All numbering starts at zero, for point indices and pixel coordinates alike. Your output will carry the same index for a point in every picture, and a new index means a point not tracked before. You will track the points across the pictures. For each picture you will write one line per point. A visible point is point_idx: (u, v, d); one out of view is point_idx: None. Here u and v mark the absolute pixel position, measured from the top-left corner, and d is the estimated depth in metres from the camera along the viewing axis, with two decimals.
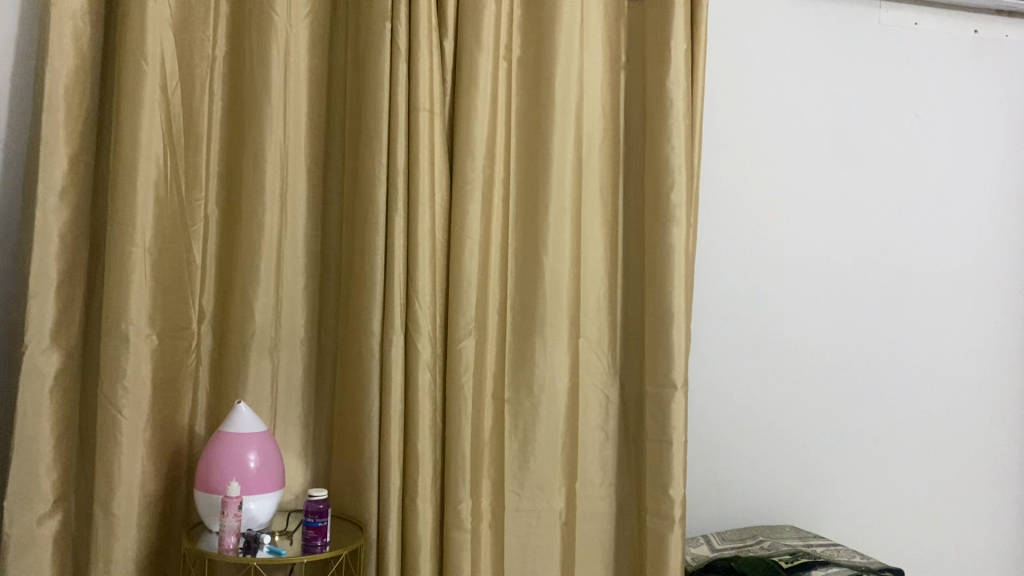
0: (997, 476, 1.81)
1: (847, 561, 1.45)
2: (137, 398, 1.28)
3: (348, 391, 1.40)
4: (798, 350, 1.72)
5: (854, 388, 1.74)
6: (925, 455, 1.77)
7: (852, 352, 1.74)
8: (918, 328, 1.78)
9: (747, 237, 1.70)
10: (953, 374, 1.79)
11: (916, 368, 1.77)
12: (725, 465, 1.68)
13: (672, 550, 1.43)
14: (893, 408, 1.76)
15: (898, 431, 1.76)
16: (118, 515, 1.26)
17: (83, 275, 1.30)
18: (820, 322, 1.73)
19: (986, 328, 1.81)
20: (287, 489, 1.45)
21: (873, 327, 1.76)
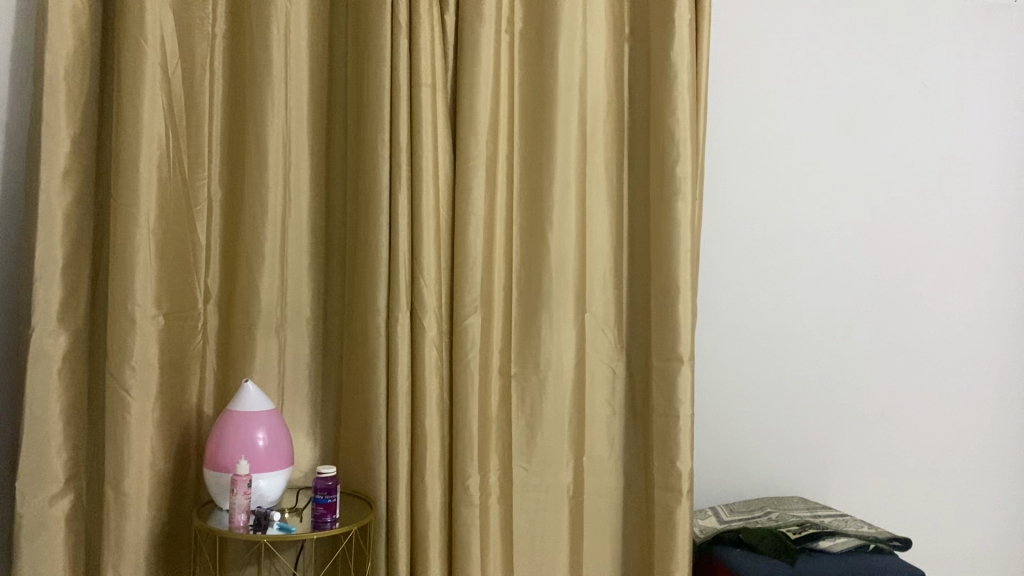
0: (1007, 446, 1.80)
1: (855, 531, 1.45)
2: (144, 378, 1.28)
3: (355, 369, 1.40)
4: (809, 322, 1.72)
5: (861, 359, 1.74)
6: (938, 426, 1.77)
7: (858, 323, 1.74)
8: (926, 299, 1.77)
9: (759, 210, 1.69)
10: (961, 344, 1.79)
11: (924, 339, 1.77)
12: (732, 438, 1.68)
13: (679, 522, 1.43)
14: (905, 379, 1.76)
15: (911, 403, 1.76)
16: (129, 494, 1.26)
17: (88, 257, 1.30)
18: (826, 294, 1.73)
19: (995, 297, 1.80)
20: (296, 467, 1.46)
21: (880, 298, 1.75)
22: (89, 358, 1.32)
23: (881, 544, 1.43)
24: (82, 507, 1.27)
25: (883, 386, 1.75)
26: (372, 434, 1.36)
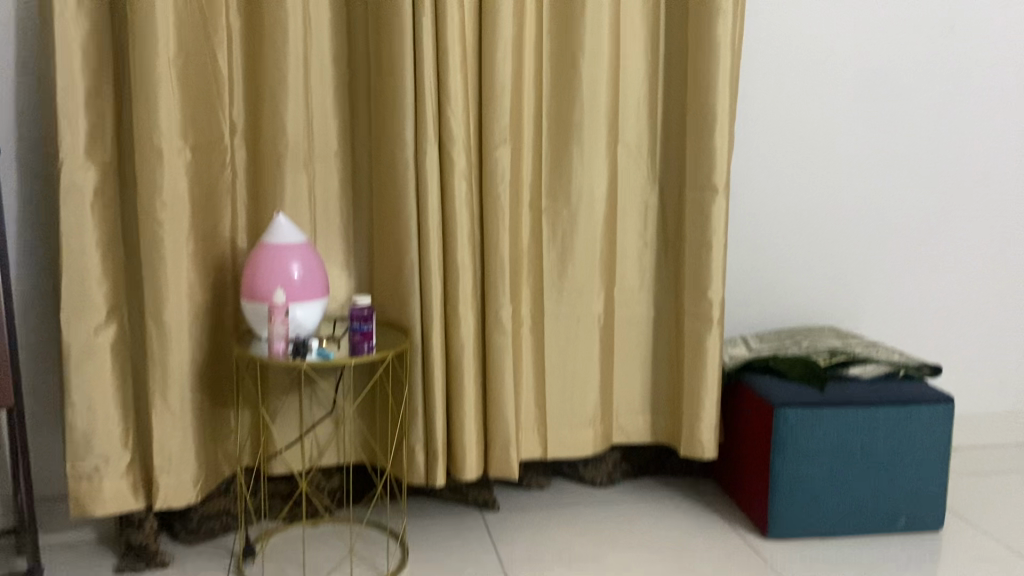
0: None
1: (885, 358, 1.46)
2: (177, 211, 1.28)
3: (385, 203, 1.39)
4: (859, 156, 1.67)
5: (900, 189, 1.70)
6: (984, 264, 1.76)
7: (899, 152, 1.68)
8: (973, 125, 1.70)
9: (812, 36, 1.61)
10: (1005, 172, 1.73)
11: (966, 167, 1.71)
12: (764, 270, 1.67)
13: (710, 351, 1.45)
14: (954, 215, 1.73)
15: (961, 242, 1.74)
16: (171, 325, 1.29)
17: (110, 89, 1.27)
18: (868, 122, 1.66)
19: None
20: (332, 299, 1.48)
21: (925, 125, 1.68)
22: (121, 192, 1.31)
23: (911, 371, 1.45)
24: (127, 337, 1.31)
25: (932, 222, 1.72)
26: (405, 266, 1.37)
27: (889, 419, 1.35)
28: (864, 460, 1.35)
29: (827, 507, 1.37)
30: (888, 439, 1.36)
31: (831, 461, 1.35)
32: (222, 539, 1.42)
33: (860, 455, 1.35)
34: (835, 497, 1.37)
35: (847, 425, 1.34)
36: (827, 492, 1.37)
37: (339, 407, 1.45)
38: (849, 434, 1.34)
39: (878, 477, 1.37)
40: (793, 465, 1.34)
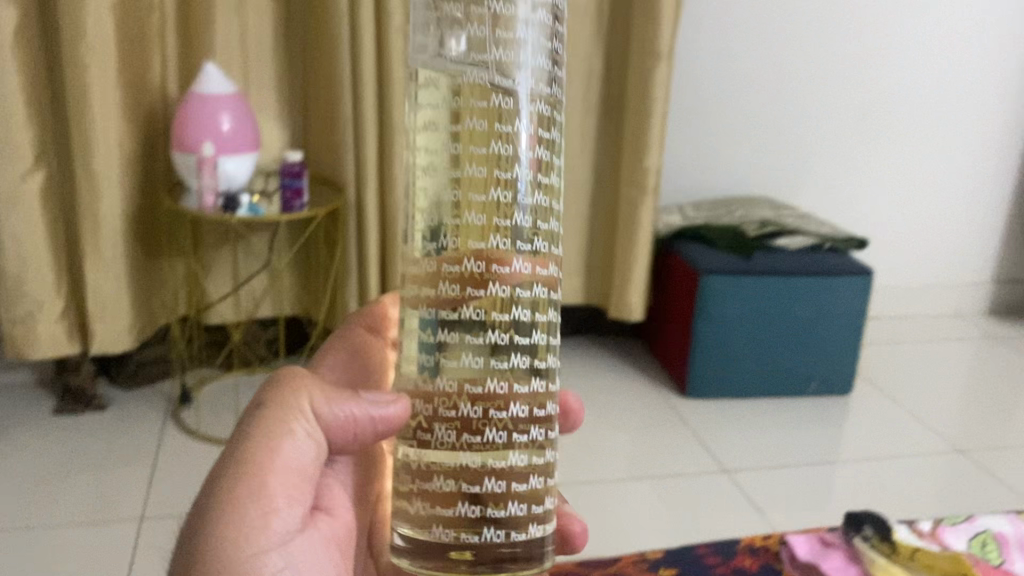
0: (966, 167, 1.92)
1: (813, 232, 1.59)
2: (101, 60, 1.24)
3: (323, 41, 1.36)
4: (812, 42, 1.73)
5: (841, 83, 1.78)
6: (921, 153, 1.88)
7: (842, 41, 1.75)
8: (908, 31, 1.78)
9: None
10: (935, 73, 1.83)
11: (903, 64, 1.80)
12: (707, 140, 1.74)
13: (641, 220, 1.54)
14: (890, 107, 1.82)
15: (894, 131, 1.85)
16: (98, 171, 1.29)
17: None
18: (814, 15, 1.71)
19: (981, 31, 1.82)
20: (266, 152, 1.49)
21: (860, 25, 1.74)
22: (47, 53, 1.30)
23: (836, 244, 1.59)
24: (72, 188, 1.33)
25: (873, 81, 1.80)
26: (339, 123, 1.38)
27: (803, 291, 1.50)
28: (786, 327, 1.52)
29: (749, 380, 1.55)
30: (799, 307, 1.51)
31: (744, 328, 1.51)
32: (159, 385, 1.50)
33: (788, 321, 1.51)
34: (763, 380, 1.56)
35: (775, 289, 1.49)
36: (737, 354, 1.53)
37: (274, 261, 1.51)
38: (789, 308, 1.51)
39: (819, 347, 1.55)
40: (713, 330, 1.50)
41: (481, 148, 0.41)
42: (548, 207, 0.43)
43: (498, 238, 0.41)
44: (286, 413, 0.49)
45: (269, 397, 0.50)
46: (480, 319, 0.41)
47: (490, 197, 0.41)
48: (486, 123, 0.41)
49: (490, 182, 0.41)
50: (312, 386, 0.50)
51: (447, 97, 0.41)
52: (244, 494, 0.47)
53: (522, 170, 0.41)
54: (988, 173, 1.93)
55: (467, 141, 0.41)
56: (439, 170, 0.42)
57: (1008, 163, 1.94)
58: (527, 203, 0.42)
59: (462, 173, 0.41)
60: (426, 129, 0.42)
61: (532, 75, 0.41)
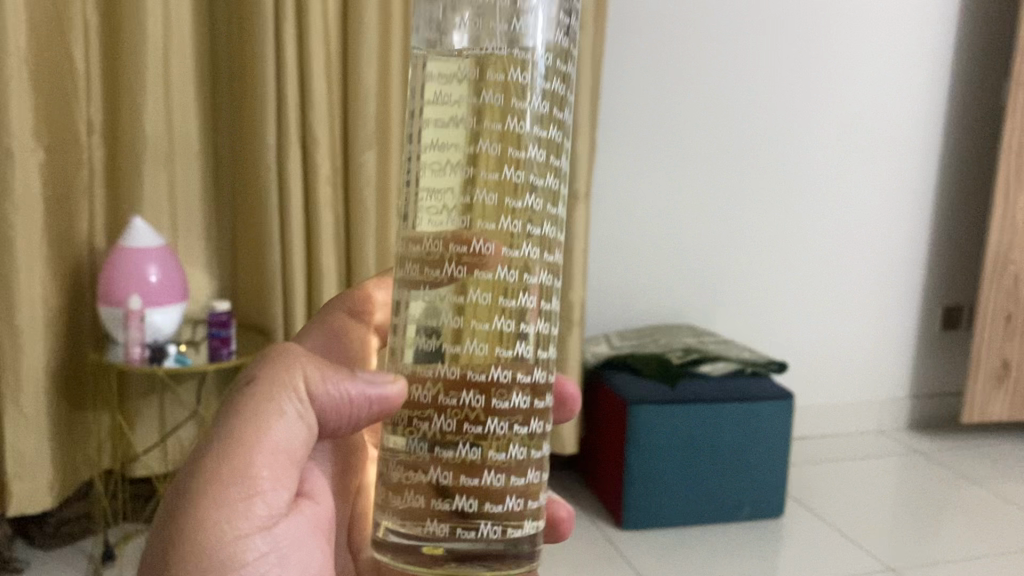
0: (874, 290, 2.02)
1: (734, 357, 1.65)
2: (28, 216, 1.26)
3: (250, 194, 1.41)
4: (720, 179, 1.84)
5: (750, 217, 1.88)
6: (831, 278, 1.98)
7: (749, 178, 1.86)
8: (810, 167, 1.90)
9: (677, 72, 1.76)
10: (838, 205, 1.95)
11: (807, 198, 1.92)
12: (628, 272, 1.82)
13: (569, 352, 1.58)
14: (799, 237, 1.93)
15: (803, 259, 1.95)
16: (22, 326, 1.28)
17: None
18: (720, 155, 1.83)
19: (876, 166, 1.96)
20: (195, 299, 1.51)
21: (763, 164, 1.86)
22: None
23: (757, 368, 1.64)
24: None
25: (781, 214, 1.90)
26: (268, 271, 1.41)
27: (729, 417, 1.54)
28: (713, 453, 1.55)
29: (682, 508, 1.57)
30: (726, 433, 1.55)
31: (674, 456, 1.53)
32: (80, 542, 1.46)
33: (716, 447, 1.55)
34: (695, 507, 1.57)
35: (700, 416, 1.53)
36: (669, 483, 1.55)
37: (201, 409, 1.50)
38: (715, 434, 1.54)
39: (747, 471, 1.58)
40: (642, 460, 1.52)
41: (495, 125, 0.45)
42: (552, 182, 0.47)
43: (507, 210, 0.45)
44: (279, 394, 0.51)
45: (263, 372, 0.52)
46: (490, 323, 0.45)
47: (500, 170, 0.45)
48: (498, 148, 0.45)
49: (500, 203, 0.45)
50: (306, 363, 0.53)
51: (463, 73, 0.46)
52: (235, 472, 0.49)
53: (531, 148, 0.46)
54: (896, 294, 2.04)
55: (480, 116, 0.45)
56: (452, 191, 0.46)
57: (914, 285, 2.05)
58: (535, 180, 0.46)
59: (473, 146, 0.45)
60: (439, 105, 0.46)
61: (542, 58, 0.46)
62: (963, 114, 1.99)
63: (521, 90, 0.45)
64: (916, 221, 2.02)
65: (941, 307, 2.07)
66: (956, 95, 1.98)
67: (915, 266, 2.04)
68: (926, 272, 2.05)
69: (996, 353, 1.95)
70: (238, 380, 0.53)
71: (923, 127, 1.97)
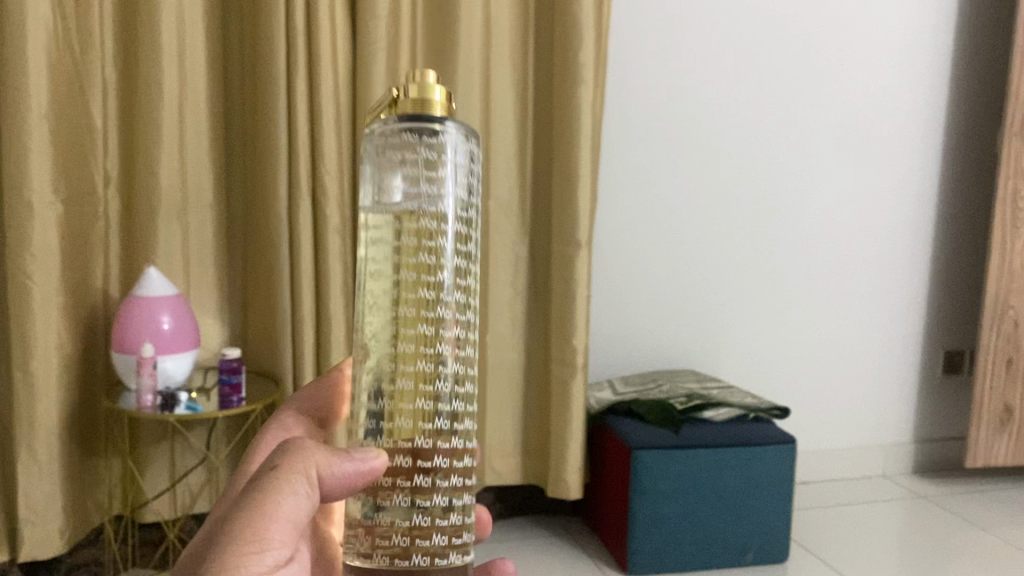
0: (876, 334, 2.04)
1: (737, 403, 1.66)
2: (45, 266, 1.30)
3: (261, 244, 1.44)
4: (720, 227, 1.88)
5: (751, 264, 1.91)
6: (832, 323, 2.00)
7: (749, 226, 1.90)
8: (808, 215, 1.94)
9: (676, 123, 1.81)
10: (837, 252, 1.98)
11: (806, 245, 1.95)
12: (631, 319, 1.85)
13: (572, 397, 1.60)
14: (799, 283, 1.96)
15: (804, 305, 1.97)
16: (37, 374, 1.31)
17: None
18: (720, 204, 1.87)
19: (874, 213, 1.99)
20: (205, 347, 1.54)
21: (762, 211, 1.90)
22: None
23: (760, 413, 1.65)
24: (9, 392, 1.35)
25: (780, 261, 1.94)
26: (278, 319, 1.44)
27: (732, 462, 1.55)
28: (718, 498, 1.56)
29: (688, 554, 1.57)
30: (730, 478, 1.56)
31: (679, 501, 1.54)
32: None
33: (720, 492, 1.56)
34: (701, 552, 1.58)
35: (704, 461, 1.54)
36: (675, 528, 1.56)
37: (211, 454, 1.52)
38: (719, 479, 1.55)
39: (751, 517, 1.58)
40: (647, 505, 1.53)
41: (414, 292, 0.59)
42: (463, 304, 0.61)
43: (426, 327, 0.59)
44: (293, 481, 0.58)
45: (283, 462, 0.59)
46: (421, 418, 0.59)
47: (422, 298, 0.59)
48: (416, 310, 0.59)
49: (420, 351, 0.59)
50: (322, 455, 0.59)
51: (391, 221, 0.59)
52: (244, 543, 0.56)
53: (438, 305, 0.59)
54: (898, 338, 2.06)
55: (406, 256, 0.59)
56: (382, 338, 0.59)
57: (915, 329, 2.07)
58: (449, 305, 0.60)
59: (402, 278, 0.59)
60: (375, 245, 0.60)
61: (447, 230, 0.60)
62: (959, 162, 2.03)
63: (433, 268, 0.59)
64: (915, 267, 2.04)
65: (942, 352, 2.09)
66: (951, 143, 2.02)
67: (916, 310, 2.06)
68: (926, 318, 2.07)
69: (998, 396, 1.97)
70: (264, 467, 0.60)
71: (921, 174, 2.01)
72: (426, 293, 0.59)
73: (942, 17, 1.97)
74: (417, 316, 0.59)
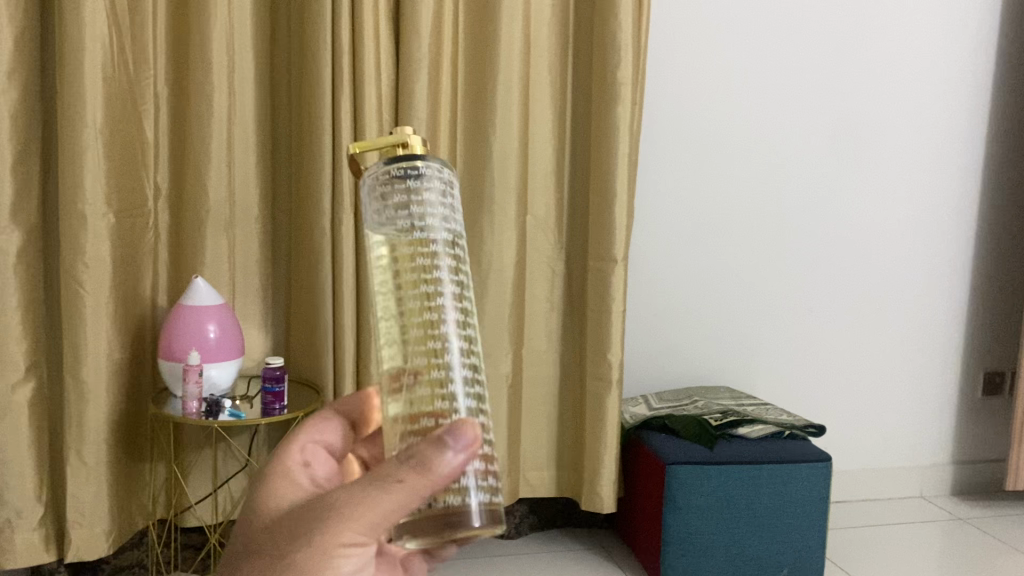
0: (915, 354, 2.03)
1: (773, 420, 1.67)
2: (97, 275, 1.34)
3: (304, 257, 1.48)
4: (757, 244, 1.88)
5: (787, 281, 1.91)
6: (869, 341, 1.99)
7: (785, 243, 1.90)
8: (846, 233, 1.94)
9: (713, 140, 1.82)
10: (875, 270, 1.97)
11: (844, 263, 1.95)
12: (665, 334, 1.86)
13: (608, 411, 1.60)
14: (835, 301, 1.95)
15: (841, 323, 1.97)
16: (87, 380, 1.35)
17: (37, 170, 1.35)
18: (756, 221, 1.87)
19: (913, 231, 1.98)
20: (249, 356, 1.58)
21: (799, 229, 1.90)
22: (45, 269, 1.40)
23: (795, 431, 1.65)
24: (60, 396, 1.39)
25: (816, 279, 1.93)
26: (319, 329, 1.47)
27: (768, 478, 1.55)
28: (752, 515, 1.56)
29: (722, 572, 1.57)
30: (764, 495, 1.56)
31: (714, 517, 1.55)
32: None
33: (754, 509, 1.56)
34: (736, 571, 1.57)
35: (738, 477, 1.54)
36: (709, 545, 1.55)
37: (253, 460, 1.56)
38: (753, 496, 1.55)
39: (787, 536, 1.58)
40: (681, 520, 1.54)
41: (419, 321, 0.57)
42: (469, 333, 0.59)
43: (434, 357, 0.57)
44: (407, 498, 0.54)
45: (409, 477, 0.54)
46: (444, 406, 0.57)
47: (427, 327, 0.57)
48: (425, 337, 0.57)
49: (434, 374, 0.57)
50: (448, 470, 0.53)
51: (389, 255, 0.58)
52: (339, 537, 0.57)
53: (445, 330, 0.57)
54: (936, 358, 2.04)
55: (405, 286, 0.57)
56: (397, 366, 0.57)
57: (955, 348, 2.05)
58: (455, 334, 0.57)
59: (405, 308, 0.57)
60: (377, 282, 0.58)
61: (441, 255, 0.58)
62: (1002, 182, 2.01)
63: (437, 299, 0.57)
64: (955, 287, 2.02)
65: (982, 372, 2.06)
66: (994, 163, 2.00)
67: (957, 329, 2.04)
68: (966, 338, 2.05)
69: None
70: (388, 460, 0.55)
71: (961, 193, 1.99)
72: (433, 320, 0.57)
73: (985, 35, 1.96)
74: (426, 341, 0.57)
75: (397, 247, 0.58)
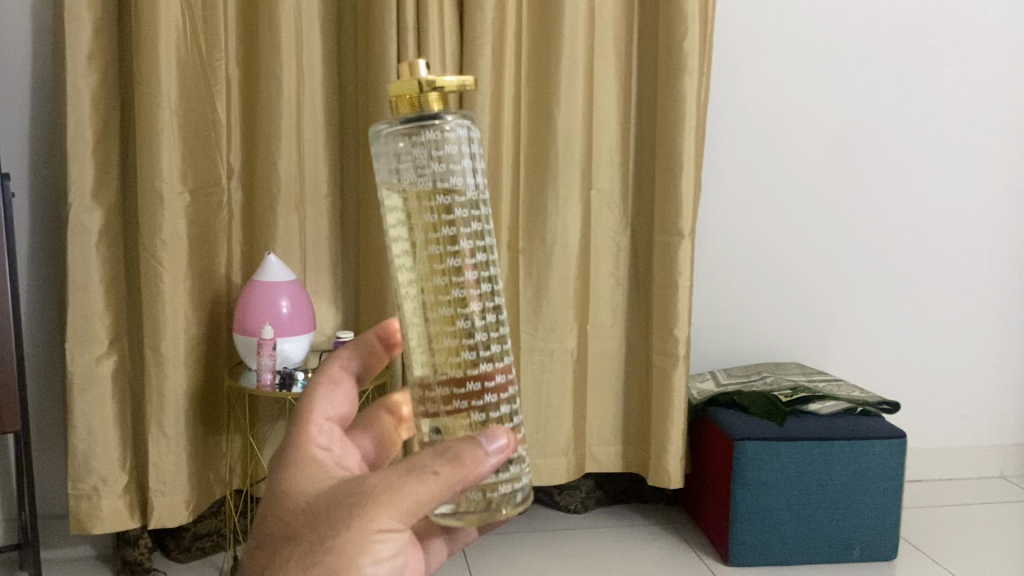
0: (994, 330, 1.96)
1: (845, 396, 1.63)
2: (174, 252, 1.39)
3: (371, 233, 1.50)
4: (828, 217, 1.84)
5: (858, 255, 1.87)
6: (946, 317, 1.93)
7: (856, 217, 1.85)
8: (922, 206, 1.88)
9: (781, 111, 1.78)
10: (953, 244, 1.90)
11: (919, 238, 1.89)
12: (733, 310, 1.83)
13: (675, 385, 1.59)
14: (911, 276, 1.90)
15: (915, 299, 1.91)
16: (166, 354, 1.40)
17: (116, 150, 1.40)
18: (826, 195, 1.83)
19: (995, 203, 1.90)
20: (321, 331, 1.61)
21: (871, 202, 1.85)
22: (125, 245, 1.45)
23: (868, 408, 1.61)
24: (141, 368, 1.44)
25: (890, 253, 1.88)
26: (388, 303, 1.49)
27: (840, 455, 1.52)
28: (824, 493, 1.53)
29: (792, 549, 1.55)
30: (836, 472, 1.53)
31: (785, 494, 1.52)
32: (212, 557, 1.59)
33: (825, 487, 1.53)
34: (806, 548, 1.56)
35: (809, 455, 1.52)
36: (778, 523, 1.54)
37: None
38: (824, 472, 1.52)
39: (858, 514, 1.55)
40: (751, 496, 1.52)
41: (444, 301, 0.58)
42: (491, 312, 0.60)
43: (459, 342, 0.58)
44: (438, 488, 0.55)
45: (444, 469, 0.55)
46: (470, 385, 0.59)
47: (454, 309, 0.58)
48: (449, 313, 0.58)
49: (460, 352, 0.58)
50: (483, 467, 0.55)
51: (408, 231, 0.58)
52: (370, 528, 0.56)
53: (471, 309, 0.58)
54: (1017, 335, 1.97)
55: (429, 266, 0.58)
56: (422, 341, 0.59)
57: None
58: (479, 308, 0.59)
59: (429, 288, 0.58)
60: (398, 257, 0.59)
61: (467, 229, 0.58)
62: None
63: (460, 279, 0.58)
64: None
65: None
66: None
67: None
68: None
69: None
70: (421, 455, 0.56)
71: None
72: (460, 300, 0.58)
73: None
74: (452, 320, 0.58)
75: (415, 223, 0.58)
